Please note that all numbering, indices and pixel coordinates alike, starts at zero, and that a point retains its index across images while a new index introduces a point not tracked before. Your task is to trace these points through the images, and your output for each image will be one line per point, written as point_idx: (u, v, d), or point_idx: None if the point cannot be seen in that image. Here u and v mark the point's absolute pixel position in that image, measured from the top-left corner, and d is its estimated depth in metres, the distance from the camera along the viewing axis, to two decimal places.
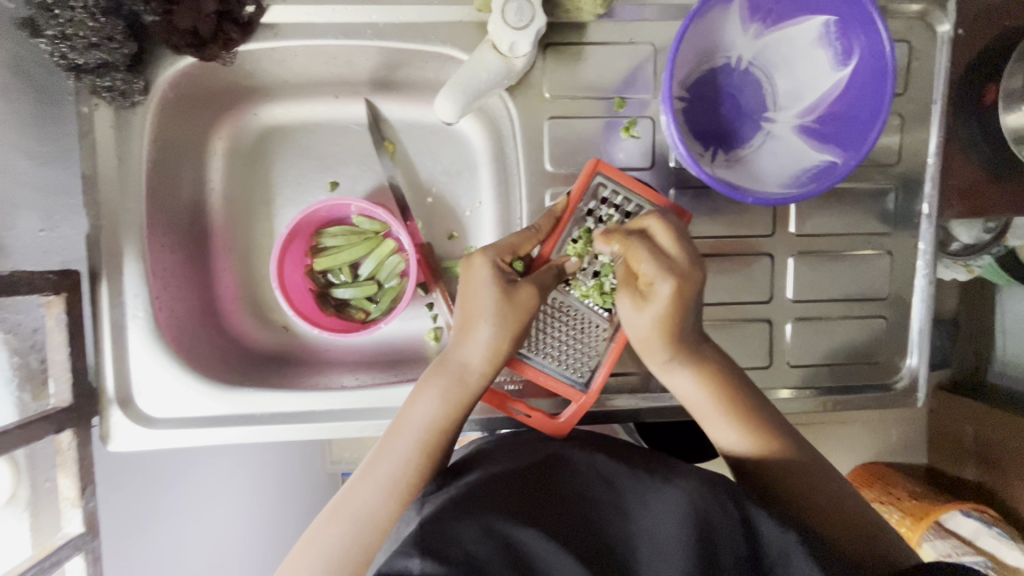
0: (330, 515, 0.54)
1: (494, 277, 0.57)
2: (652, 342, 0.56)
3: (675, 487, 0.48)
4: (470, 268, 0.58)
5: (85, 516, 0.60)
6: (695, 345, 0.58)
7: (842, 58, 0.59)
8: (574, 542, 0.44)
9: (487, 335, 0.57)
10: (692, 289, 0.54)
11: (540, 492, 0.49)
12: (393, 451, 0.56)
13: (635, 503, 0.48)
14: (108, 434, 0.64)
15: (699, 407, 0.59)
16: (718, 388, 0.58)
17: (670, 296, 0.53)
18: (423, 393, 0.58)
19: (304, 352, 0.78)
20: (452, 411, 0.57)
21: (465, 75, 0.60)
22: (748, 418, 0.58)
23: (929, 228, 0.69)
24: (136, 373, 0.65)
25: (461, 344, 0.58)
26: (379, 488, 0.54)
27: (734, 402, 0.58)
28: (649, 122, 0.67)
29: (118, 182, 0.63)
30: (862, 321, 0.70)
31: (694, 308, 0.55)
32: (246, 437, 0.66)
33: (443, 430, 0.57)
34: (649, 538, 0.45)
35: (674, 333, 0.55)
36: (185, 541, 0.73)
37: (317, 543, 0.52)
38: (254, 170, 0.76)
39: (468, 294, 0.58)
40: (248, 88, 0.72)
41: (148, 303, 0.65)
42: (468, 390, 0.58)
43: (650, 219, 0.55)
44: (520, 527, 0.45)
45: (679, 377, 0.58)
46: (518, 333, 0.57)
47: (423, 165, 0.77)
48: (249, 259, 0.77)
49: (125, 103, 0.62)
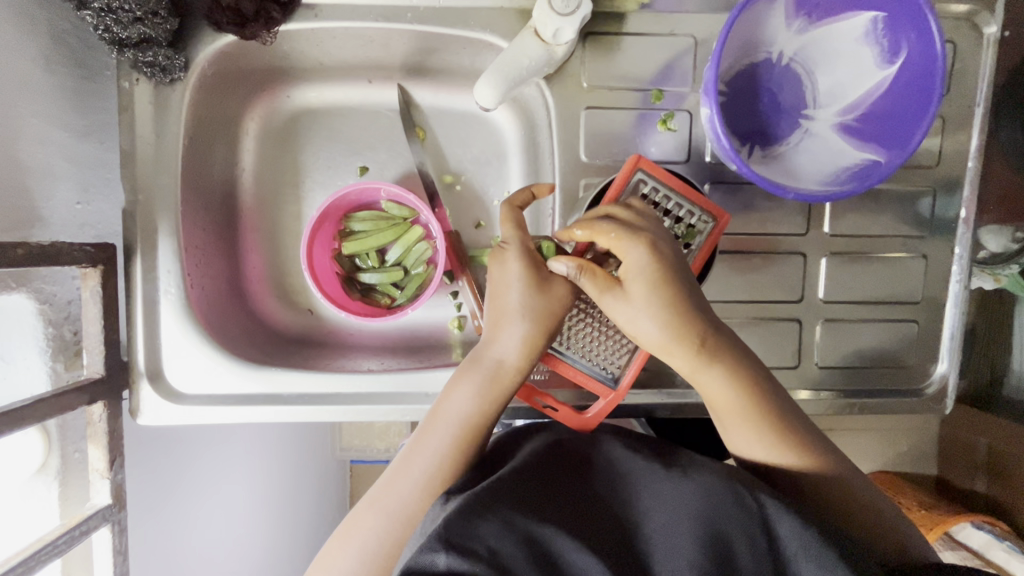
0: (364, 508, 0.54)
1: (528, 274, 0.57)
2: (669, 342, 0.54)
3: (695, 481, 0.48)
4: (502, 263, 0.58)
5: (113, 488, 0.60)
6: (718, 338, 0.54)
7: (888, 55, 0.58)
8: (597, 542, 0.44)
9: (521, 332, 0.57)
10: (665, 256, 0.54)
11: (561, 484, 0.49)
12: (428, 446, 0.56)
13: (658, 504, 0.47)
14: (137, 408, 0.64)
15: (721, 401, 0.55)
16: (744, 385, 0.54)
17: (649, 261, 0.53)
18: (456, 389, 0.58)
19: (330, 335, 0.78)
20: (487, 407, 0.57)
21: (506, 61, 0.60)
22: (773, 424, 0.54)
23: (966, 233, 0.68)
24: (166, 349, 0.65)
25: (494, 341, 0.58)
26: (413, 483, 0.54)
27: (760, 405, 0.54)
28: (686, 115, 0.66)
29: (154, 158, 0.64)
30: (894, 324, 0.69)
31: (680, 271, 0.54)
32: (270, 417, 0.66)
33: (478, 426, 0.57)
34: (669, 539, 0.45)
35: (678, 322, 0.53)
36: (204, 518, 0.74)
37: (352, 533, 0.53)
38: (286, 153, 0.77)
39: (500, 289, 0.58)
40: (283, 70, 0.72)
41: (180, 279, 0.65)
42: (503, 386, 0.57)
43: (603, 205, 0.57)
44: (542, 524, 0.44)
45: (702, 374, 0.55)
46: (553, 330, 0.58)
47: (453, 153, 0.77)
48: (277, 240, 0.77)
49: (164, 79, 0.62)
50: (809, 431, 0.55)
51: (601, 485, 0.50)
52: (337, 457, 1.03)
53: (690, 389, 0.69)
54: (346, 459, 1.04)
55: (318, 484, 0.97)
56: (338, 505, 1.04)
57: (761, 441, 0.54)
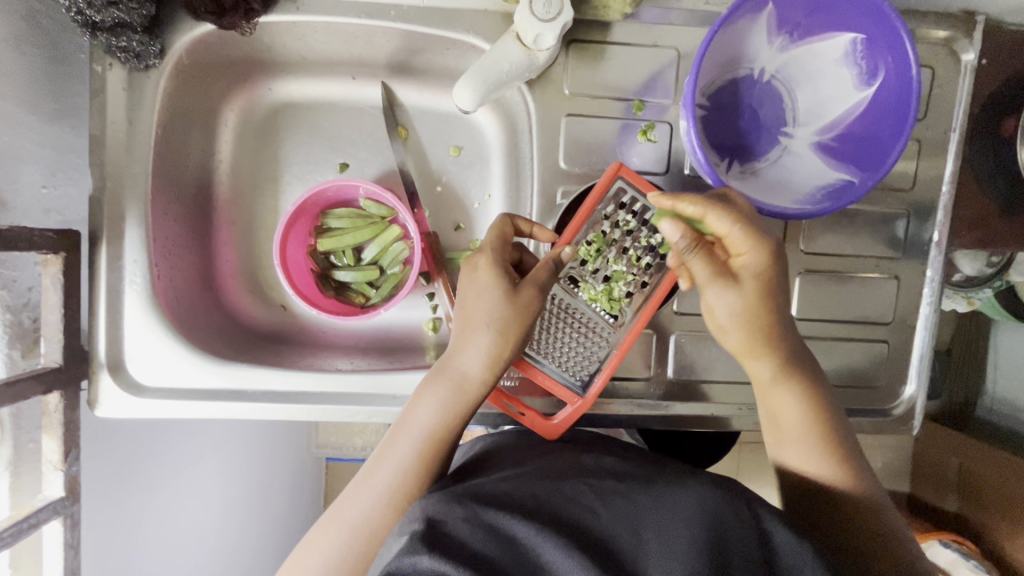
0: (322, 525, 0.53)
1: (497, 282, 0.57)
2: (759, 348, 0.55)
3: (692, 491, 0.48)
4: (473, 270, 0.58)
5: (66, 480, 0.58)
6: (800, 360, 0.56)
7: (866, 77, 0.59)
8: (588, 539, 0.43)
9: (486, 341, 0.56)
10: (776, 261, 0.53)
11: (545, 488, 0.49)
12: (392, 458, 0.55)
13: (651, 506, 0.46)
14: (95, 399, 0.63)
15: (789, 421, 0.56)
16: (813, 410, 0.56)
17: (756, 267, 0.52)
18: (422, 400, 0.57)
19: (302, 332, 0.77)
20: (451, 419, 0.56)
21: (487, 63, 0.59)
22: (831, 445, 0.56)
23: (938, 256, 0.68)
24: (130, 340, 0.63)
25: (460, 351, 0.57)
26: (374, 497, 0.53)
27: (827, 432, 0.56)
28: (667, 127, 0.66)
29: (125, 146, 0.62)
30: (864, 344, 0.70)
31: (782, 285, 0.54)
32: (234, 412, 0.65)
33: (442, 439, 0.56)
34: (662, 536, 0.44)
35: (770, 327, 0.54)
36: (166, 514, 0.72)
37: (312, 550, 0.52)
38: (265, 146, 0.75)
39: (469, 298, 0.58)
40: (264, 62, 0.71)
41: (147, 269, 0.64)
42: (468, 398, 0.57)
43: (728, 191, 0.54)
44: (525, 523, 0.44)
45: (782, 389, 0.56)
46: (519, 339, 0.57)
47: (434, 154, 0.77)
48: (252, 234, 0.76)
49: (139, 65, 0.61)
50: (854, 453, 0.56)
51: (588, 484, 0.49)
52: (313, 454, 1.04)
53: (660, 401, 0.69)
54: (322, 456, 1.05)
55: (292, 480, 0.98)
56: (308, 502, 1.04)
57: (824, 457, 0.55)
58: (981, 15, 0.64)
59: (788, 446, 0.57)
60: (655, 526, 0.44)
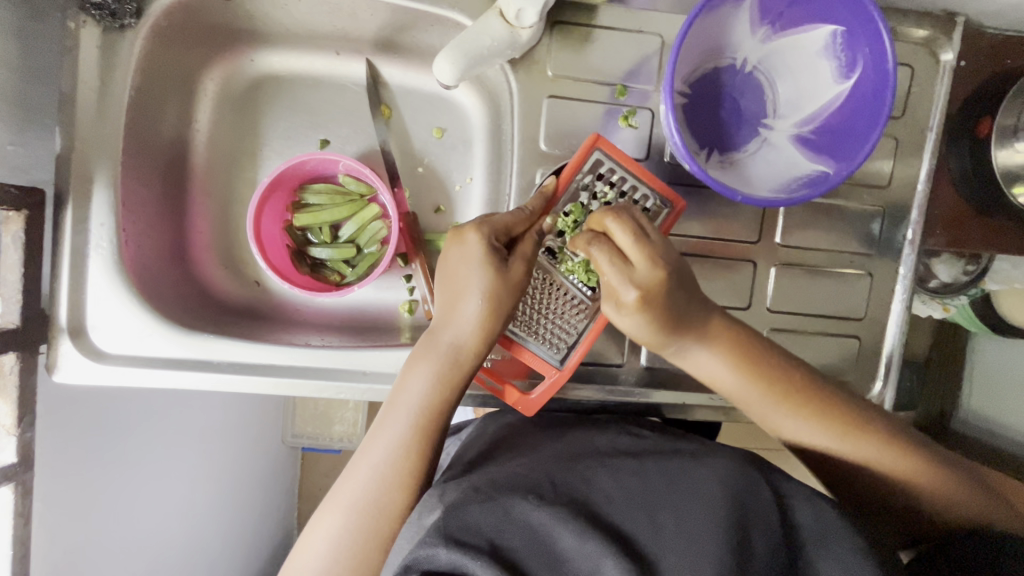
0: (322, 511, 0.53)
1: (489, 256, 0.56)
2: (656, 337, 0.57)
3: (709, 468, 0.51)
4: (462, 243, 0.57)
5: (20, 446, 0.57)
6: (701, 319, 0.57)
7: (845, 70, 0.59)
8: (611, 518, 0.46)
9: (476, 311, 0.56)
10: (669, 281, 0.53)
11: (561, 473, 0.51)
12: (385, 433, 0.55)
13: (671, 489, 0.48)
14: (54, 363, 0.61)
15: (732, 389, 0.58)
16: (740, 356, 0.57)
17: (637, 304, 0.53)
18: (412, 375, 0.57)
19: (274, 308, 0.76)
20: (443, 389, 0.56)
21: (468, 39, 0.59)
22: (794, 400, 0.56)
23: (911, 254, 0.69)
24: (92, 305, 0.62)
25: (450, 324, 0.57)
26: (372, 474, 0.53)
27: (779, 387, 0.56)
28: (649, 113, 0.66)
29: (97, 106, 0.61)
30: (836, 339, 0.70)
31: (674, 301, 0.54)
32: (198, 385, 0.63)
33: (435, 408, 0.56)
34: (685, 515, 0.46)
35: (666, 320, 0.55)
36: (127, 490, 0.70)
37: (314, 534, 0.52)
38: (243, 117, 0.74)
39: (459, 272, 0.57)
40: (246, 31, 0.70)
41: (114, 234, 0.62)
42: (462, 367, 0.57)
43: (607, 217, 0.53)
44: (540, 509, 0.46)
45: (694, 356, 0.58)
46: (511, 307, 0.57)
47: (417, 133, 0.76)
48: (227, 207, 0.75)
49: (114, 24, 0.60)
50: (846, 412, 0.56)
51: (605, 468, 0.51)
52: (287, 443, 1.05)
53: (632, 389, 0.69)
54: (297, 446, 1.06)
55: (263, 465, 0.97)
56: (280, 488, 1.04)
57: (811, 425, 0.56)
58: (961, 17, 0.65)
59: (777, 425, 0.57)
60: (673, 508, 0.47)
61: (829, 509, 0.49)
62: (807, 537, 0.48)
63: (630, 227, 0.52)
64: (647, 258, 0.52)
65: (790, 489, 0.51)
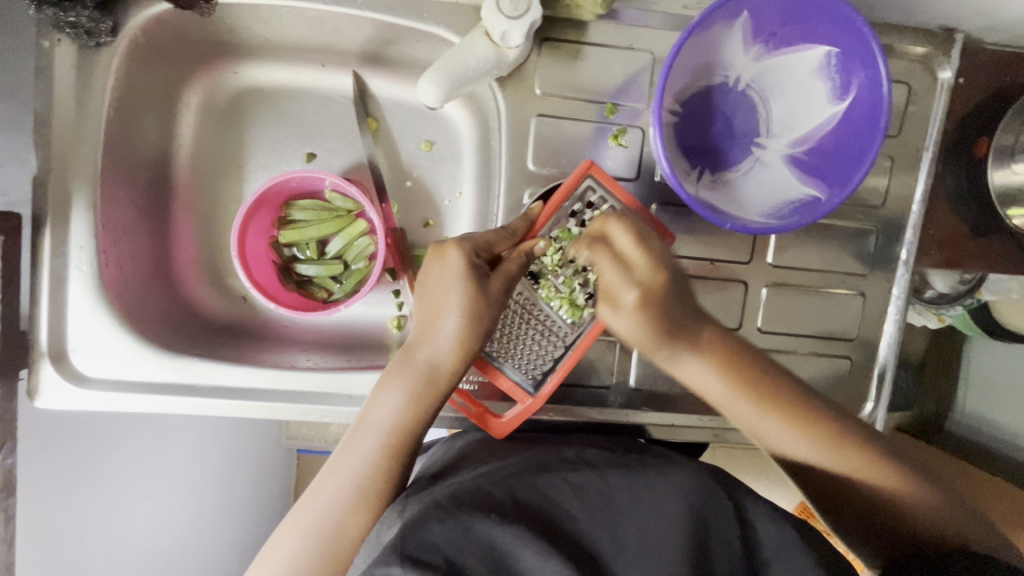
0: (286, 525, 0.53)
1: (467, 274, 0.54)
2: (647, 339, 0.57)
3: (671, 480, 0.50)
4: (442, 258, 0.55)
5: (2, 473, 0.56)
6: (692, 329, 0.57)
7: (839, 92, 0.58)
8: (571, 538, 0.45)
9: (453, 329, 0.54)
10: (669, 281, 0.56)
11: (523, 486, 0.50)
12: (355, 452, 0.54)
13: (630, 505, 0.47)
14: (35, 389, 0.60)
15: (721, 397, 0.57)
16: (724, 361, 0.57)
17: (636, 305, 0.55)
18: (384, 393, 0.55)
19: (260, 325, 0.75)
20: (416, 411, 0.55)
21: (453, 59, 0.58)
22: (771, 397, 0.56)
23: (905, 273, 0.68)
24: (73, 328, 0.61)
25: (427, 342, 0.55)
26: (339, 493, 0.53)
27: (756, 386, 0.56)
28: (639, 132, 0.65)
29: (74, 126, 0.60)
30: (828, 359, 0.69)
31: (672, 306, 0.56)
32: (183, 409, 0.63)
33: (406, 431, 0.55)
34: (643, 531, 0.45)
35: (663, 326, 0.56)
36: (114, 506, 0.70)
37: (276, 549, 0.52)
38: (228, 131, 0.73)
39: (437, 287, 0.55)
40: (229, 45, 0.69)
41: (94, 256, 0.61)
42: (435, 389, 0.55)
43: (611, 221, 0.55)
44: (502, 528, 0.44)
45: (684, 366, 0.58)
46: (487, 328, 0.55)
47: (405, 147, 0.74)
48: (212, 223, 0.74)
49: (90, 42, 0.59)
50: (808, 400, 0.56)
51: (568, 482, 0.50)
52: (283, 445, 1.02)
53: (621, 410, 0.68)
54: (292, 448, 1.04)
55: (259, 473, 0.96)
56: (278, 494, 1.03)
57: (794, 431, 0.55)
58: (960, 33, 0.64)
59: (765, 436, 0.56)
60: (632, 524, 0.46)
61: (788, 525, 0.48)
62: (766, 550, 0.47)
63: (635, 228, 0.55)
64: (646, 258, 0.55)
65: (755, 501, 0.50)
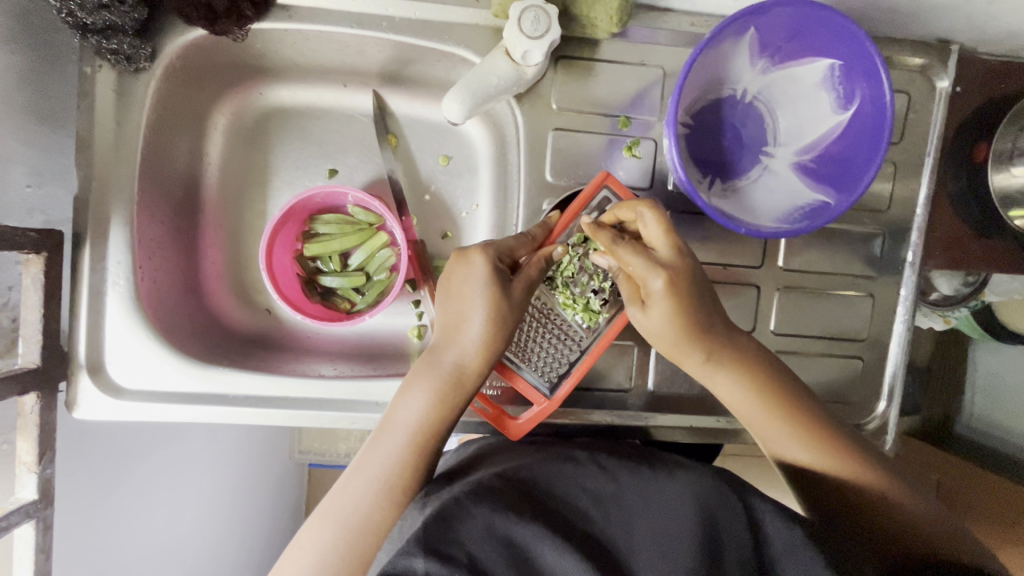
0: (316, 520, 0.54)
1: (492, 278, 0.56)
2: (679, 341, 0.57)
3: (681, 482, 0.50)
4: (467, 263, 0.57)
5: (40, 483, 0.57)
6: (726, 340, 0.57)
7: (843, 102, 0.61)
8: (585, 538, 0.45)
9: (478, 331, 0.56)
10: (692, 272, 0.55)
11: (541, 487, 0.51)
12: (382, 449, 0.55)
13: (640, 506, 0.48)
14: (73, 401, 0.62)
15: (742, 407, 0.58)
16: (755, 381, 0.57)
17: (665, 291, 0.54)
18: (411, 392, 0.57)
19: (285, 336, 0.77)
20: (442, 411, 0.56)
21: (475, 78, 0.61)
22: (800, 421, 0.57)
23: (912, 275, 0.70)
24: (111, 340, 0.63)
25: (453, 343, 0.57)
26: (367, 489, 0.54)
27: (779, 405, 0.57)
28: (652, 143, 0.68)
29: (112, 147, 0.63)
30: (840, 360, 0.71)
31: (699, 298, 0.55)
32: (214, 417, 0.64)
33: (429, 429, 0.56)
34: (653, 532, 0.46)
35: (694, 325, 0.56)
36: (141, 518, 0.71)
37: (304, 544, 0.52)
38: (254, 150, 0.76)
39: (462, 291, 0.57)
40: (256, 68, 0.71)
41: (131, 271, 0.64)
42: (459, 389, 0.57)
43: (641, 205, 0.55)
44: (522, 526, 0.45)
45: (713, 378, 0.59)
46: (508, 329, 0.57)
47: (424, 163, 0.76)
48: (238, 238, 0.76)
49: (129, 68, 0.61)
50: (818, 414, 0.57)
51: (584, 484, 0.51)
52: (295, 460, 1.03)
53: (640, 412, 0.70)
54: (305, 461, 1.04)
55: (274, 487, 0.97)
56: (292, 508, 1.04)
57: (803, 444, 0.56)
58: (956, 44, 0.67)
59: (781, 450, 0.57)
60: (642, 523, 0.47)
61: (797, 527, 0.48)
62: (774, 549, 0.47)
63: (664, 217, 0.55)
64: (671, 245, 0.54)
65: (764, 503, 0.50)
